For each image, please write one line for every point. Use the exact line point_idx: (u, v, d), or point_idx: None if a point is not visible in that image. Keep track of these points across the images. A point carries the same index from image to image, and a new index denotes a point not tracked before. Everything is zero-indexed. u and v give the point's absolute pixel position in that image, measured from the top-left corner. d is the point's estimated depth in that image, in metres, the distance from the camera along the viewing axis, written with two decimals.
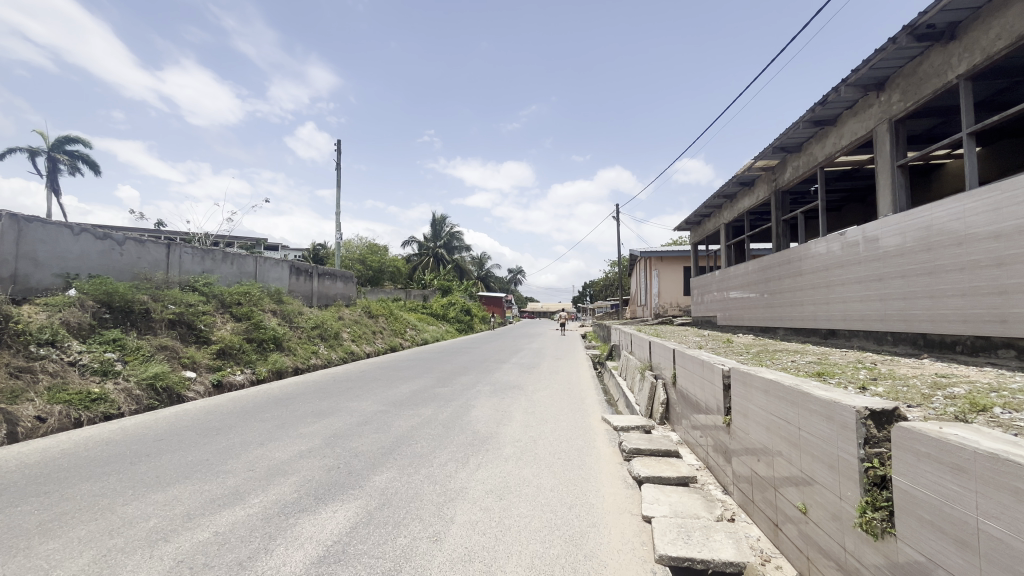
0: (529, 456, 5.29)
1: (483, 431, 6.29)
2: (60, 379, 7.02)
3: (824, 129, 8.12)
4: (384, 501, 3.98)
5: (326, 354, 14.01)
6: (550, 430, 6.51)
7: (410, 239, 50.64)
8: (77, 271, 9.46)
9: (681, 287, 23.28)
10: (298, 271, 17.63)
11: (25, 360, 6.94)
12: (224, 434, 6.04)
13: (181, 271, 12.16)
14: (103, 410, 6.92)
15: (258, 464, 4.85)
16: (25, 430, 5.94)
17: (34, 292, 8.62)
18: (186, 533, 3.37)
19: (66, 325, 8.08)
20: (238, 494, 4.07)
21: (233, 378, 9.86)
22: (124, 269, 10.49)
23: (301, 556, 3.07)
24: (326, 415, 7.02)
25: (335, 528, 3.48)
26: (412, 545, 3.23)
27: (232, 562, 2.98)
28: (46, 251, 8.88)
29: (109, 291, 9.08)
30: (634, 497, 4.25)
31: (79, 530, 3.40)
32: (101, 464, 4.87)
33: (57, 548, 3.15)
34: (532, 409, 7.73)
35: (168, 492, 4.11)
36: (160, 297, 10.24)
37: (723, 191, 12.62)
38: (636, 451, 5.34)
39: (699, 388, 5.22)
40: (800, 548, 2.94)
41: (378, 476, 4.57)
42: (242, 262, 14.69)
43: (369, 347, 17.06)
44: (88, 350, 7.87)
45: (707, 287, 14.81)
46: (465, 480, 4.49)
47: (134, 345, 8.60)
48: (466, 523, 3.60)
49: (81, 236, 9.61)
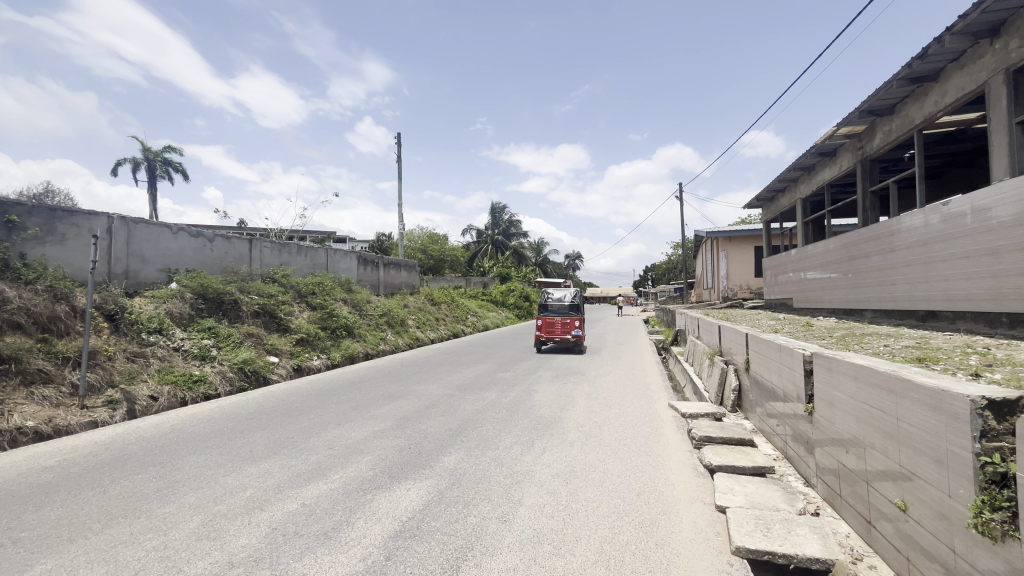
0: (594, 441, 5.26)
1: (546, 415, 6.31)
2: (167, 363, 7.90)
3: (922, 87, 7.24)
4: (453, 482, 4.10)
5: (394, 340, 14.64)
6: (615, 416, 6.42)
7: (468, 228, 51.45)
8: (178, 267, 10.51)
9: (753, 268, 21.96)
10: (365, 261, 18.47)
11: (139, 346, 7.89)
12: (305, 414, 6.50)
13: (262, 263, 13.17)
14: (203, 391, 7.70)
15: (336, 443, 5.17)
16: (141, 408, 6.75)
17: (143, 285, 9.71)
18: (278, 503, 3.68)
19: (170, 314, 9.05)
20: (320, 470, 4.37)
21: (311, 363, 10.57)
22: (215, 263, 11.54)
23: (379, 529, 3.25)
24: (396, 398, 7.35)
25: (409, 504, 3.65)
26: (482, 525, 3.32)
27: (319, 532, 3.21)
28: (151, 249, 9.92)
29: (203, 284, 10.05)
30: (707, 487, 4.09)
31: (189, 497, 3.81)
32: (204, 439, 5.42)
33: (172, 512, 3.55)
34: (594, 395, 7.64)
35: (260, 465, 4.50)
36: (246, 289, 11.17)
37: (799, 163, 11.68)
38: (707, 439, 5.14)
39: (775, 374, 4.91)
40: (898, 547, 2.70)
41: (447, 457, 4.73)
42: (314, 254, 15.61)
43: (433, 334, 17.60)
44: (188, 337, 8.78)
45: (782, 268, 13.81)
46: (531, 463, 4.54)
47: (226, 332, 9.47)
48: (533, 506, 3.64)
49: (180, 235, 10.60)
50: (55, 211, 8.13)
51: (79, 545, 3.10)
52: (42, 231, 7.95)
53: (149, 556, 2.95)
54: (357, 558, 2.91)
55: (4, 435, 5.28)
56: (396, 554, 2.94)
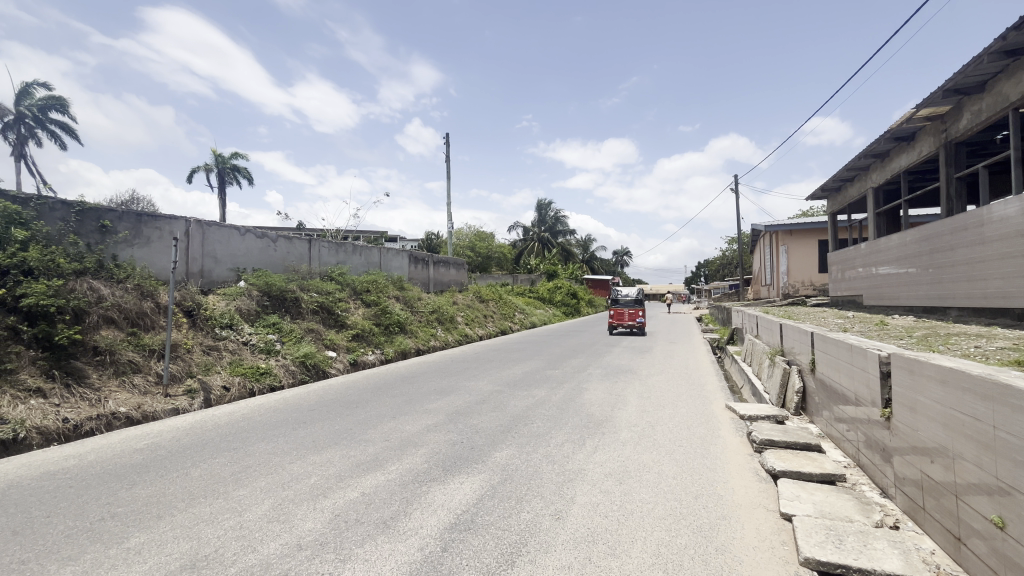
0: (647, 441, 5.15)
1: (598, 414, 6.24)
2: (237, 355, 8.48)
3: (1019, 60, 6.53)
4: (505, 477, 4.14)
5: (444, 336, 14.97)
6: (669, 416, 6.25)
7: (515, 225, 51.69)
8: (246, 267, 11.23)
9: (816, 263, 20.68)
10: (416, 259, 18.96)
11: (213, 340, 8.52)
12: (362, 406, 6.78)
13: (320, 262, 13.84)
14: (269, 382, 8.20)
15: (392, 435, 5.35)
16: (216, 397, 7.28)
17: (216, 283, 10.46)
18: (340, 491, 3.85)
19: (240, 310, 9.70)
20: (378, 461, 4.54)
21: (366, 357, 10.98)
22: (279, 263, 12.24)
23: (435, 521, 3.33)
24: (448, 393, 7.51)
25: (463, 498, 3.72)
26: (536, 521, 3.33)
27: (378, 521, 3.33)
28: (223, 249, 10.66)
29: (268, 283, 10.69)
30: (770, 493, 3.89)
31: (260, 481, 4.06)
32: (271, 427, 5.77)
33: (246, 494, 3.81)
34: (646, 394, 7.48)
35: (322, 455, 4.73)
36: (306, 287, 11.76)
37: (871, 150, 10.85)
38: (769, 443, 4.89)
39: (846, 376, 4.59)
40: (993, 569, 2.45)
41: (499, 452, 4.77)
42: (368, 253, 16.21)
43: (482, 331, 17.84)
44: (255, 332, 9.37)
45: (850, 263, 12.91)
46: (583, 462, 4.50)
47: (289, 328, 10.03)
48: (587, 504, 3.61)
49: (248, 236, 11.33)
50: (141, 216, 8.90)
51: (166, 522, 3.38)
52: (131, 235, 8.73)
53: (227, 535, 3.18)
54: (415, 547, 2.99)
55: (101, 418, 5.86)
56: (452, 546, 3.01)
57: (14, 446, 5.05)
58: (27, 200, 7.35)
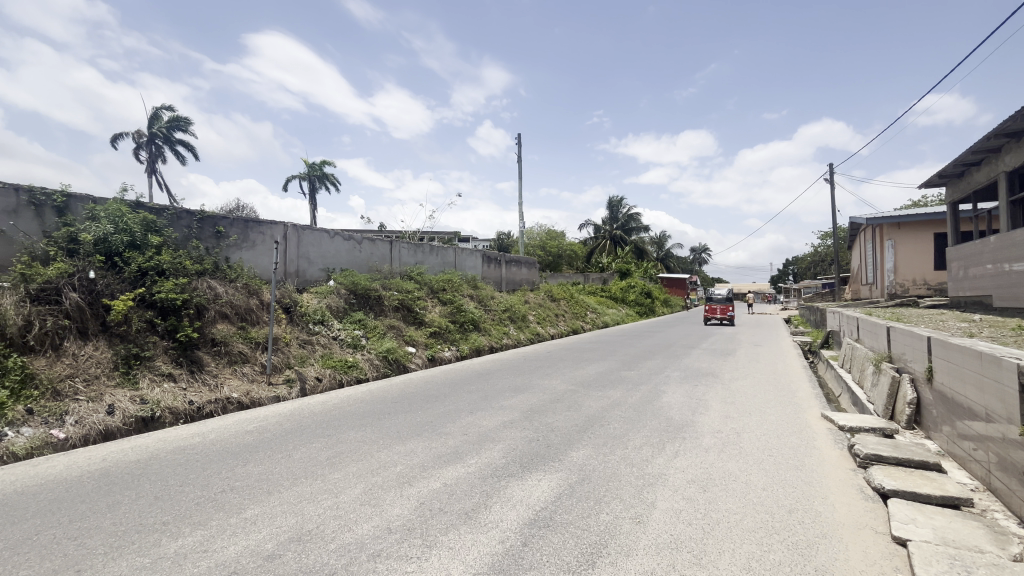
0: (733, 448, 4.88)
1: (678, 418, 6.01)
2: (328, 349, 9.18)
3: None
4: (582, 477, 4.12)
5: (516, 334, 15.15)
6: (757, 423, 5.87)
7: (586, 224, 51.06)
8: (335, 267, 12.12)
9: (930, 259, 18.37)
10: (489, 259, 19.38)
11: (308, 334, 9.29)
12: (441, 401, 7.06)
13: (400, 262, 14.57)
14: (356, 374, 8.80)
15: (470, 429, 5.53)
16: (310, 387, 7.94)
17: (310, 283, 11.40)
18: (424, 480, 4.05)
19: (330, 307, 10.50)
20: (458, 454, 4.70)
21: (443, 354, 11.40)
22: (364, 263, 13.07)
23: (515, 515, 3.40)
24: (522, 391, 7.61)
25: (541, 495, 3.75)
26: (616, 523, 3.28)
27: (461, 511, 3.46)
28: (315, 251, 11.59)
29: (354, 282, 11.45)
30: (879, 513, 3.54)
31: (352, 467, 4.38)
32: (360, 417, 6.20)
33: (341, 478, 4.13)
34: (730, 399, 7.08)
35: (406, 445, 4.99)
36: (388, 286, 12.43)
37: (1001, 130, 9.45)
38: (875, 458, 4.44)
39: (972, 388, 4.06)
40: None
41: (575, 452, 4.75)
42: (444, 253, 16.82)
43: (553, 330, 17.82)
44: (344, 327, 10.09)
45: (975, 258, 11.31)
46: (663, 467, 4.36)
47: (372, 324, 10.68)
48: (669, 510, 3.50)
49: (337, 239, 12.22)
50: (247, 222, 9.92)
51: (275, 497, 3.76)
52: (240, 239, 9.75)
53: (326, 513, 3.46)
54: (497, 540, 3.07)
55: (218, 402, 6.61)
56: (532, 541, 3.05)
57: (152, 423, 5.85)
58: (159, 210, 8.47)
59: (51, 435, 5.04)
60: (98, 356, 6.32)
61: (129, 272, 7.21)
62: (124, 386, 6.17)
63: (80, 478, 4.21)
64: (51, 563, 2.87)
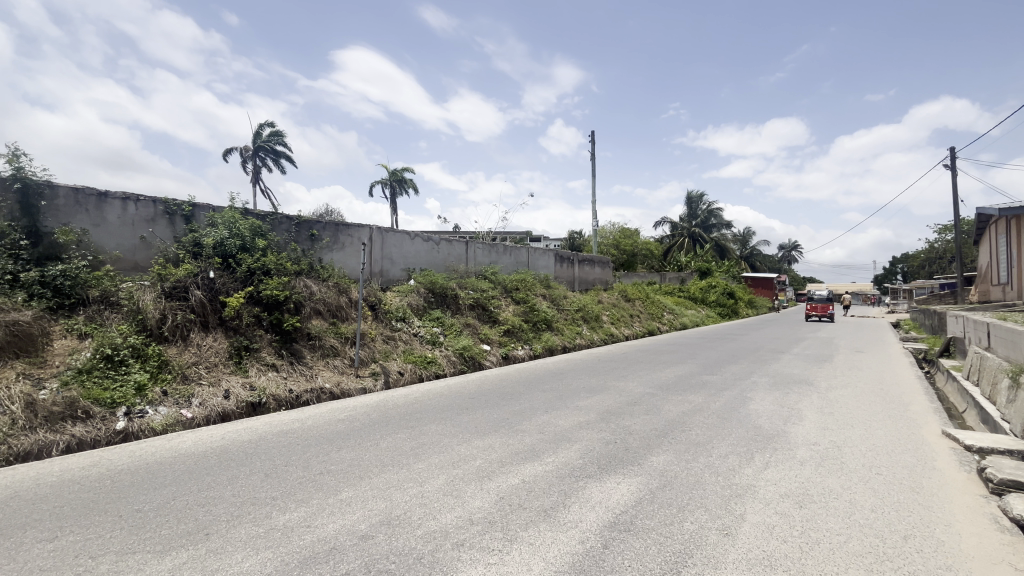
0: (833, 463, 4.48)
1: (767, 427, 5.62)
2: (409, 345, 9.66)
3: None
4: (664, 483, 3.99)
5: (589, 334, 14.94)
6: (861, 437, 5.34)
7: (662, 221, 49.19)
8: (415, 267, 12.71)
9: None
10: (562, 259, 19.34)
11: (391, 330, 9.86)
12: (516, 398, 7.16)
13: (475, 262, 14.98)
14: (435, 370, 9.18)
15: (546, 428, 5.56)
16: (393, 380, 8.40)
17: (392, 282, 12.06)
18: (502, 476, 4.14)
19: (411, 305, 11.05)
20: (534, 452, 4.75)
21: (516, 352, 11.55)
22: (441, 263, 13.59)
23: (594, 517, 3.37)
24: (597, 392, 7.50)
25: (620, 498, 3.69)
26: (702, 533, 3.14)
27: (540, 509, 3.50)
28: (397, 252, 12.23)
29: (432, 281, 11.95)
30: (1019, 548, 3.08)
31: (434, 458, 4.59)
32: (439, 411, 6.45)
33: (424, 468, 4.34)
34: (828, 409, 6.48)
35: (485, 440, 5.13)
36: (464, 285, 12.82)
37: None
38: (1013, 485, 3.87)
39: None
40: None
41: (655, 456, 4.61)
42: (518, 253, 17.01)
43: (628, 331, 17.37)
44: (423, 325, 10.56)
45: None
46: (752, 477, 4.10)
47: (450, 322, 11.08)
48: (760, 525, 3.29)
49: (416, 240, 12.80)
50: (338, 225, 10.70)
51: (366, 482, 4.03)
52: (331, 241, 10.56)
53: (412, 501, 3.65)
54: (576, 540, 3.07)
55: (314, 391, 7.21)
56: (612, 544, 3.01)
57: (260, 407, 6.51)
58: (265, 217, 9.40)
59: (180, 415, 5.79)
60: (216, 346, 7.15)
61: (241, 272, 8.08)
62: (237, 373, 6.92)
63: (205, 453, 4.80)
64: (186, 525, 3.30)
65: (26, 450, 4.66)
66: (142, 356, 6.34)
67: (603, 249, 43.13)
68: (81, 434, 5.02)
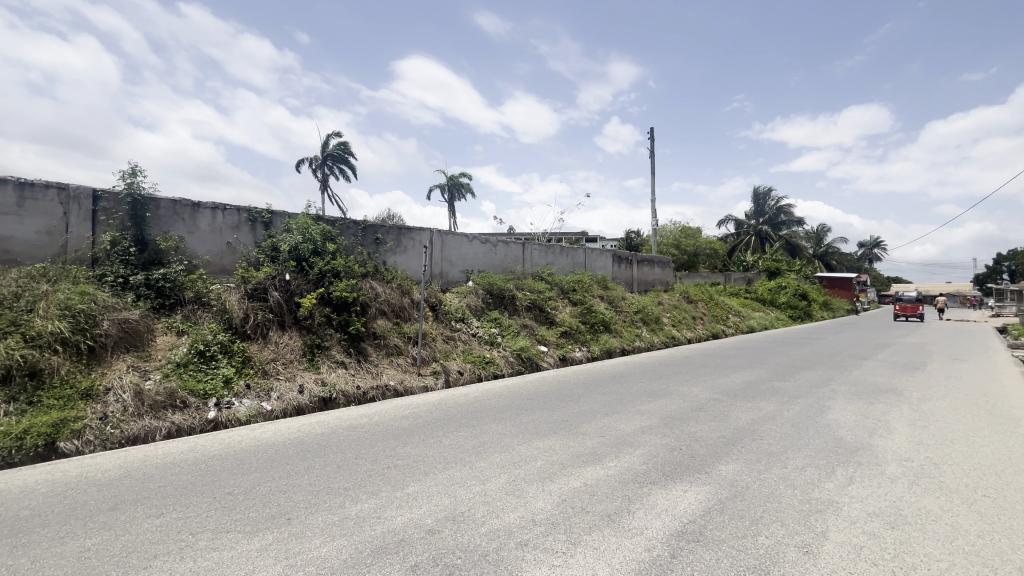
0: (929, 481, 4.07)
1: (850, 439, 5.20)
2: (469, 345, 9.86)
3: None
4: (735, 494, 3.80)
5: (649, 337, 14.51)
6: (962, 454, 4.81)
7: (726, 219, 46.94)
8: (473, 269, 12.95)
9: None
10: (619, 259, 18.96)
11: (451, 330, 10.11)
12: (575, 400, 7.11)
13: (532, 263, 15.02)
14: (493, 370, 9.31)
15: (607, 432, 5.46)
16: (453, 379, 8.60)
17: (451, 283, 12.36)
18: (564, 478, 4.12)
19: (470, 306, 11.27)
20: (596, 455, 4.69)
21: (574, 354, 11.45)
22: (498, 265, 13.75)
23: (660, 525, 3.28)
24: (660, 396, 7.28)
25: (687, 507, 3.56)
26: (779, 549, 2.97)
27: (603, 513, 3.45)
28: (456, 254, 12.51)
29: (490, 282, 12.12)
30: None
31: (495, 457, 4.65)
32: (498, 411, 6.53)
33: (486, 467, 4.40)
34: (922, 422, 5.90)
35: (545, 442, 5.12)
36: (521, 286, 12.90)
37: None
38: None
39: None
40: None
41: (724, 465, 4.41)
42: (574, 254, 16.88)
43: (691, 333, 16.72)
44: (482, 325, 10.74)
45: None
46: (834, 493, 3.82)
47: (507, 323, 11.19)
48: (845, 544, 3.05)
49: (474, 242, 13.03)
50: (400, 229, 11.12)
51: (431, 478, 4.16)
52: (395, 244, 11.00)
53: (475, 498, 3.72)
54: (642, 547, 3.00)
55: (379, 388, 7.54)
56: (681, 554, 2.91)
57: (330, 402, 6.89)
58: (334, 222, 9.95)
59: (262, 407, 6.26)
60: (292, 344, 7.65)
61: (313, 274, 8.60)
62: (310, 369, 7.36)
63: (284, 443, 5.15)
64: (270, 509, 3.56)
65: (135, 434, 5.23)
66: (229, 352, 6.91)
67: (663, 250, 41.76)
68: (180, 422, 5.56)
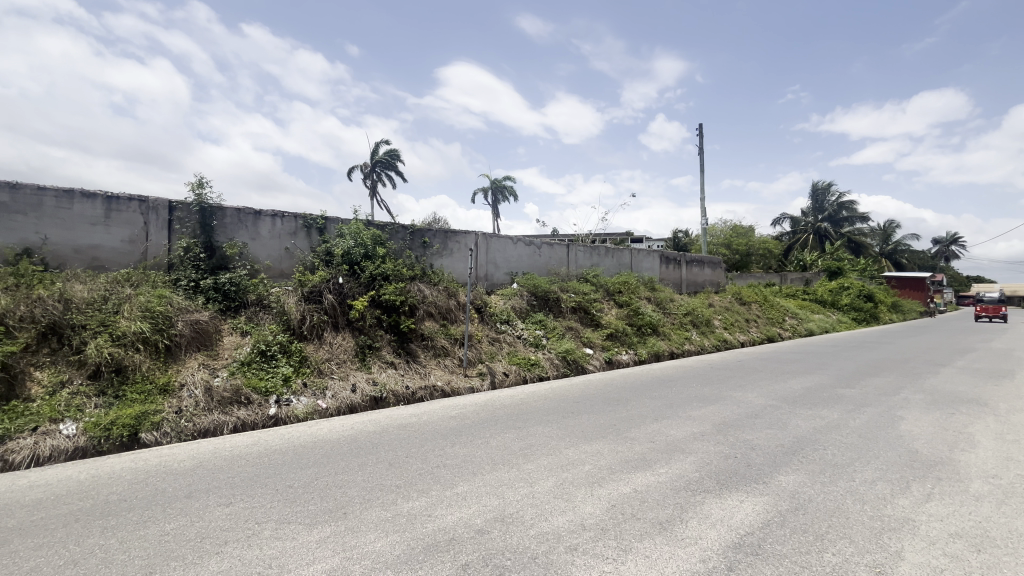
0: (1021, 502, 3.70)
1: (927, 452, 4.80)
2: (514, 347, 9.90)
3: None
4: (796, 506, 3.61)
5: (699, 340, 14.03)
6: None
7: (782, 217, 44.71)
8: (518, 271, 13.00)
9: None
10: (667, 260, 18.46)
11: (496, 332, 10.19)
12: (623, 404, 6.98)
13: (576, 265, 14.90)
14: (538, 372, 9.30)
15: (657, 437, 5.33)
16: (498, 381, 8.66)
17: (496, 285, 12.46)
18: (613, 483, 4.05)
19: (515, 308, 11.32)
20: (646, 461, 4.58)
21: (621, 357, 11.25)
22: (543, 267, 13.74)
23: (716, 535, 3.16)
24: (712, 402, 7.02)
25: (745, 518, 3.41)
26: (847, 568, 2.79)
27: (654, 521, 3.37)
28: (501, 257, 12.61)
29: (535, 284, 12.13)
30: None
31: (543, 460, 4.64)
32: (545, 413, 6.51)
33: (534, 469, 4.40)
34: (1011, 436, 5.37)
35: (593, 445, 5.06)
36: (566, 288, 12.83)
37: None
38: None
39: None
40: None
41: (784, 476, 4.19)
42: (620, 254, 16.60)
43: (744, 336, 16.02)
44: (527, 327, 10.76)
45: None
46: (910, 510, 3.54)
47: (552, 325, 11.15)
48: (924, 567, 2.82)
49: (519, 245, 13.09)
50: (446, 233, 11.35)
51: (480, 478, 4.20)
52: (441, 247, 11.23)
53: (524, 500, 3.73)
54: (697, 557, 2.90)
55: (427, 388, 7.71)
56: (738, 567, 2.79)
57: (381, 401, 7.12)
58: (384, 227, 10.28)
59: (318, 404, 6.55)
60: (344, 344, 7.97)
61: (364, 277, 8.91)
62: (362, 369, 7.63)
63: (339, 440, 5.38)
64: (328, 503, 3.72)
65: (206, 427, 5.61)
66: (288, 351, 7.29)
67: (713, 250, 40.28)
68: (244, 417, 5.92)
